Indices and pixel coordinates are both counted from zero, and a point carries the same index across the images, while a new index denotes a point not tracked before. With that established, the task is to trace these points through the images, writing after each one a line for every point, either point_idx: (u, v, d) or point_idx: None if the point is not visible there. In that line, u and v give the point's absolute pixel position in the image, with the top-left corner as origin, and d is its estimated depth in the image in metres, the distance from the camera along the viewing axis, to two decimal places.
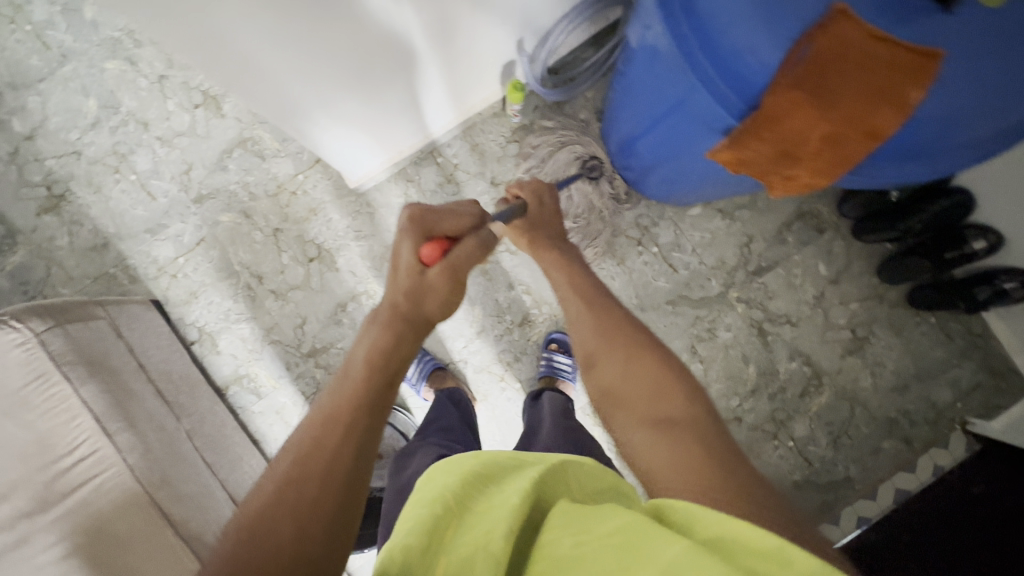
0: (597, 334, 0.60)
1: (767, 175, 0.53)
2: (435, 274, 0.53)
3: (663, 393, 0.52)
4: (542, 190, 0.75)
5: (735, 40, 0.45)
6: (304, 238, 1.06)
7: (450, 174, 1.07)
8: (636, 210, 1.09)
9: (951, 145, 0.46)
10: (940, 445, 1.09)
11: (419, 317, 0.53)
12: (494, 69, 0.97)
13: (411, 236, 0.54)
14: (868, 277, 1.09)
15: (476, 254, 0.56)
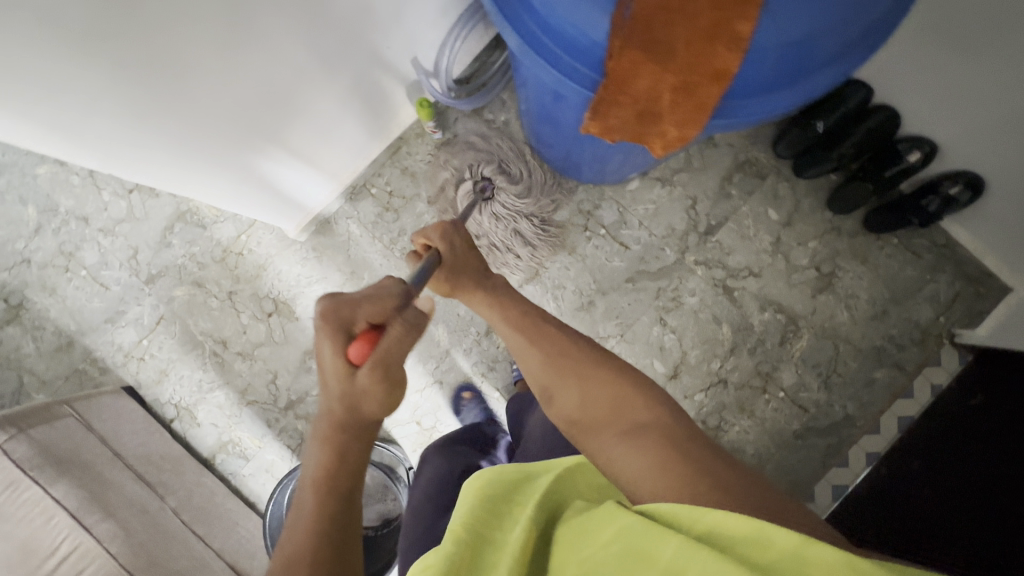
0: (548, 364, 0.62)
1: (642, 137, 0.52)
2: (365, 376, 0.45)
3: (625, 407, 0.54)
4: (451, 234, 0.71)
5: (565, 14, 0.45)
6: (259, 295, 1.07)
7: (387, 203, 1.08)
8: (576, 197, 1.09)
9: (806, 68, 0.46)
10: (933, 364, 1.06)
11: (359, 426, 0.46)
12: (401, 88, 0.98)
13: (334, 339, 0.46)
14: (820, 212, 1.08)
15: (409, 337, 0.48)
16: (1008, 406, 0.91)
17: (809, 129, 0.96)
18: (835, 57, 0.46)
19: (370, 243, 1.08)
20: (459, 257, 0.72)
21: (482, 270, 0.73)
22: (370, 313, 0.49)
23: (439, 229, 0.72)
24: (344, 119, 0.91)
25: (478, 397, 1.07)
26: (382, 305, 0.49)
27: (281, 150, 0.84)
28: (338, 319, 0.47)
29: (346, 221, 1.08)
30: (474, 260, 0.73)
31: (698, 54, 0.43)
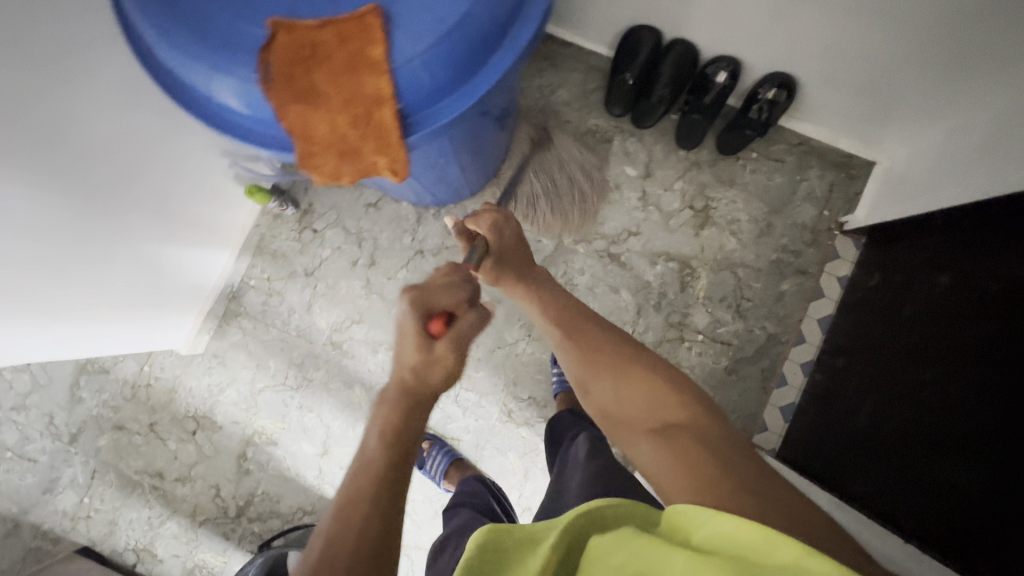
0: (584, 360, 0.70)
1: (367, 176, 0.54)
2: (444, 346, 0.52)
3: (658, 402, 0.60)
4: (498, 225, 0.79)
5: (223, 93, 0.47)
6: (178, 417, 1.09)
7: (269, 289, 1.10)
8: (441, 221, 1.10)
9: (468, 68, 0.49)
10: (833, 258, 1.06)
11: (425, 394, 0.52)
12: (225, 189, 1.00)
13: (416, 316, 0.53)
14: (674, 153, 1.08)
15: (476, 325, 0.56)
16: (899, 277, 0.90)
17: (622, 84, 0.98)
18: (490, 36, 0.48)
19: (266, 332, 1.10)
20: (511, 251, 0.81)
21: (524, 261, 0.83)
22: (447, 295, 0.56)
23: (486, 220, 0.79)
24: (175, 230, 0.92)
25: (438, 443, 1.04)
26: (456, 293, 0.57)
27: (112, 283, 0.86)
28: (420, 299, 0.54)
29: (236, 320, 1.10)
30: (518, 253, 0.82)
31: (348, 87, 0.45)
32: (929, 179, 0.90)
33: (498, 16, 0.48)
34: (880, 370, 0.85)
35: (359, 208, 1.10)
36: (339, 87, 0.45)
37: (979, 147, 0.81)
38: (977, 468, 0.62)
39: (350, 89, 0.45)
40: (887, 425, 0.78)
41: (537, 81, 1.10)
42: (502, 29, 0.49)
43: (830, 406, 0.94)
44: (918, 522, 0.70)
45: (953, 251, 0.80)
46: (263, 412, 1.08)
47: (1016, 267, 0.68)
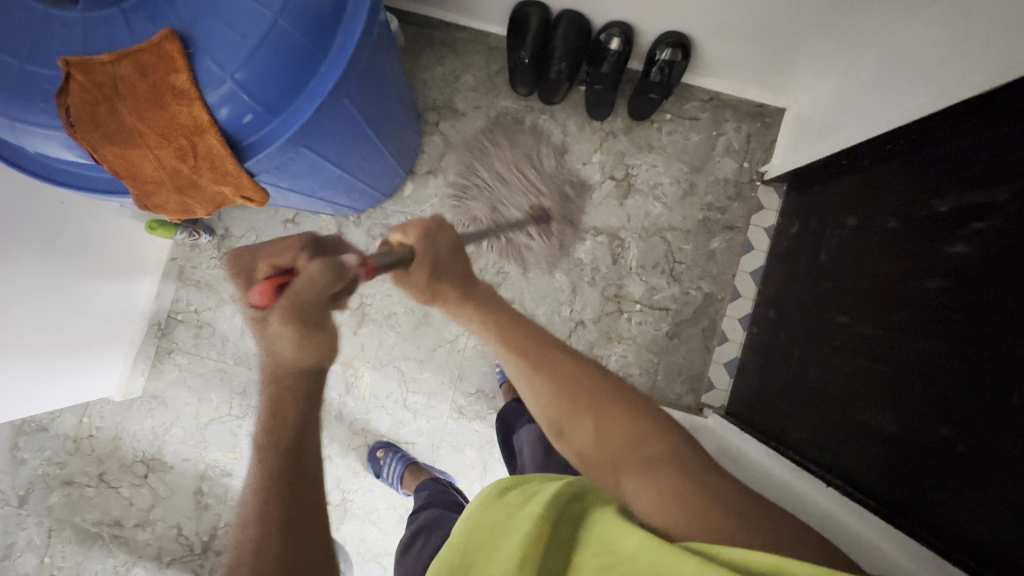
0: (554, 391, 0.54)
1: (219, 200, 0.54)
2: (276, 319, 0.45)
3: (640, 435, 0.49)
4: (428, 231, 0.62)
5: (42, 142, 0.47)
6: (127, 462, 1.07)
7: (198, 321, 1.07)
8: (363, 227, 1.07)
9: (293, 84, 0.46)
10: (759, 209, 1.06)
11: (288, 371, 0.44)
12: (121, 224, 0.97)
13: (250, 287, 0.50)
14: (588, 126, 1.07)
15: (324, 280, 0.47)
16: (815, 223, 0.91)
17: (520, 64, 0.96)
18: (313, 40, 0.46)
19: (202, 364, 1.07)
20: (445, 262, 0.63)
21: (465, 276, 0.64)
22: (285, 256, 0.51)
23: (417, 227, 0.62)
24: (72, 286, 0.88)
25: (392, 450, 1.03)
26: (294, 241, 0.51)
27: (16, 356, 0.82)
28: (252, 264, 0.51)
29: (170, 357, 1.07)
30: (456, 265, 0.64)
31: (162, 123, 0.44)
32: (836, 120, 0.90)
33: (315, 19, 0.45)
34: (806, 315, 0.87)
35: (278, 225, 1.07)
36: (151, 123, 0.44)
37: (872, 84, 0.82)
38: (893, 410, 0.63)
39: (163, 124, 0.44)
40: (812, 371, 0.81)
41: (439, 70, 1.07)
42: (324, 30, 0.46)
43: (768, 357, 0.95)
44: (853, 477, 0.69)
45: (860, 191, 0.81)
46: (213, 445, 1.07)
47: (915, 204, 0.69)
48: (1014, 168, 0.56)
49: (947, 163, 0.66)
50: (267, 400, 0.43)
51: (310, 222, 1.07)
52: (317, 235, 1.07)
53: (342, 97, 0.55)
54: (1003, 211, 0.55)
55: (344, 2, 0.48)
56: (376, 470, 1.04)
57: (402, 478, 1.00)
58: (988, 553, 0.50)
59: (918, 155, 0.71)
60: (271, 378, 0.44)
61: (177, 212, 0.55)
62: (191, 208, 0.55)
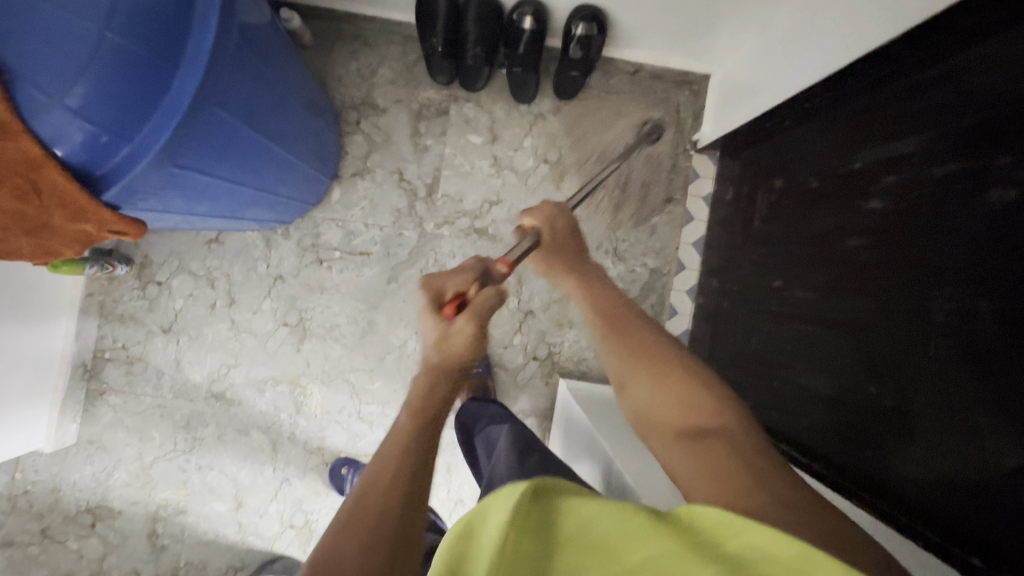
0: (620, 354, 0.54)
1: (82, 237, 0.50)
2: (462, 322, 0.48)
3: (696, 403, 0.48)
4: (551, 218, 0.62)
5: None
6: (71, 514, 1.01)
7: (127, 357, 1.01)
8: (292, 238, 1.02)
9: (143, 101, 0.44)
10: (695, 178, 1.05)
11: (449, 363, 0.47)
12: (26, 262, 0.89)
13: (431, 300, 0.50)
14: (516, 110, 1.04)
15: (497, 303, 0.51)
16: (748, 188, 0.91)
17: (434, 53, 0.92)
18: (159, 55, 0.44)
19: (138, 402, 1.01)
20: (561, 242, 0.63)
21: (577, 252, 0.64)
22: (465, 284, 0.52)
23: (543, 217, 0.63)
24: None
25: (351, 465, 1.00)
26: (471, 274, 0.53)
27: None
28: (435, 287, 0.51)
29: (102, 398, 1.01)
30: (571, 245, 0.64)
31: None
32: (757, 81, 0.89)
33: (157, 32, 0.43)
34: (744, 279, 0.87)
35: (201, 247, 1.01)
36: None
37: (785, 41, 0.81)
38: (826, 371, 0.64)
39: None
40: (754, 339, 0.81)
41: (353, 65, 1.01)
42: (171, 43, 0.45)
43: (715, 326, 0.95)
44: (795, 436, 0.70)
45: (785, 152, 0.81)
46: (162, 484, 1.02)
47: (833, 162, 0.69)
48: (927, 115, 0.56)
49: (859, 118, 0.67)
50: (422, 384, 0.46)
51: (235, 240, 1.01)
52: (245, 252, 1.02)
53: (214, 113, 0.52)
54: (913, 161, 0.56)
55: (190, 13, 0.46)
56: (338, 488, 1.01)
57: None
58: (922, 507, 0.50)
59: (834, 113, 0.72)
60: (431, 367, 0.47)
61: (38, 253, 0.51)
62: (52, 249, 0.51)
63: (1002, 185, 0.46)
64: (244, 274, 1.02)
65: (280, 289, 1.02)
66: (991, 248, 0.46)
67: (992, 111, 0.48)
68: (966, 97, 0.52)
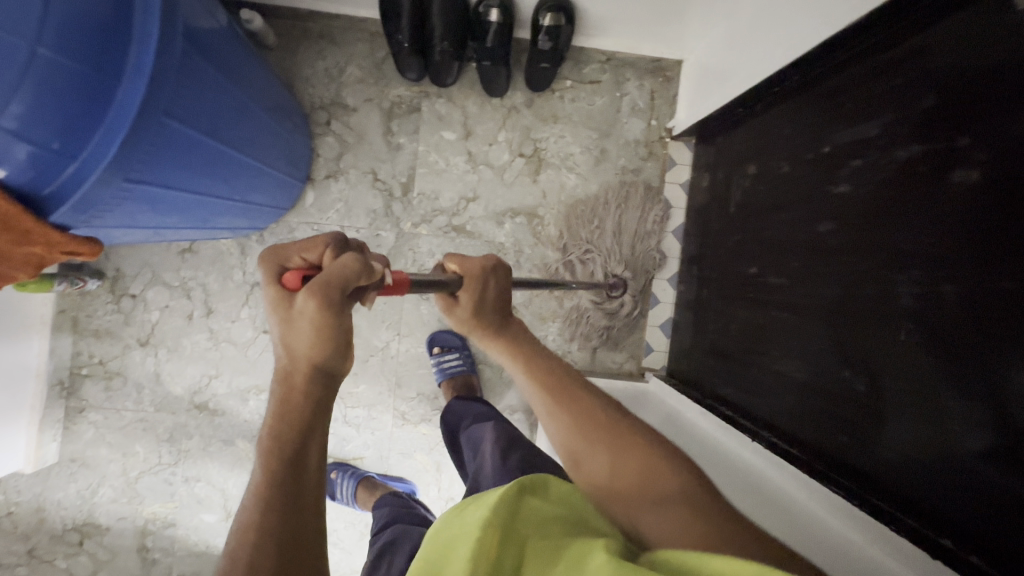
0: (571, 428, 0.54)
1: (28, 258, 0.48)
2: (303, 296, 0.37)
3: (653, 467, 0.48)
4: (485, 267, 0.58)
5: None
6: (58, 533, 0.99)
7: (106, 372, 0.99)
8: (267, 245, 1.00)
9: (87, 115, 0.44)
10: (672, 166, 1.05)
11: (300, 366, 0.38)
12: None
13: (271, 278, 0.39)
14: (488, 104, 1.02)
15: (359, 269, 0.39)
16: (723, 174, 0.91)
17: (401, 50, 0.90)
18: (96, 67, 0.43)
19: (119, 417, 1.00)
20: (485, 308, 0.59)
21: (503, 316, 0.61)
22: (313, 251, 0.41)
23: (475, 265, 0.58)
24: None
25: (340, 470, 1.00)
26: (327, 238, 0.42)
27: None
28: (274, 258, 0.40)
29: (83, 415, 0.99)
30: (499, 307, 0.61)
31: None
32: (728, 66, 0.88)
33: (93, 42, 0.42)
34: (722, 266, 0.87)
35: (174, 257, 0.99)
36: None
37: (753, 25, 0.81)
38: (802, 359, 0.64)
39: None
40: (732, 326, 0.81)
41: (320, 64, 0.99)
42: (111, 54, 0.44)
43: (696, 313, 0.96)
44: (771, 425, 0.70)
45: (758, 138, 0.81)
46: (148, 498, 1.01)
47: (802, 147, 0.69)
48: (886, 98, 0.56)
49: (827, 101, 0.66)
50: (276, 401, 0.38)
51: (208, 248, 0.99)
52: (220, 261, 1.00)
53: (168, 123, 0.51)
54: (877, 144, 0.56)
55: (129, 20, 0.45)
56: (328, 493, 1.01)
57: (355, 494, 0.96)
58: (899, 490, 0.50)
59: (805, 95, 0.71)
60: (282, 379, 0.39)
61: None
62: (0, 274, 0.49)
63: (966, 164, 0.46)
64: (220, 282, 1.00)
65: (258, 296, 1.00)
66: (956, 228, 0.46)
67: (949, 90, 0.48)
68: (925, 76, 0.52)
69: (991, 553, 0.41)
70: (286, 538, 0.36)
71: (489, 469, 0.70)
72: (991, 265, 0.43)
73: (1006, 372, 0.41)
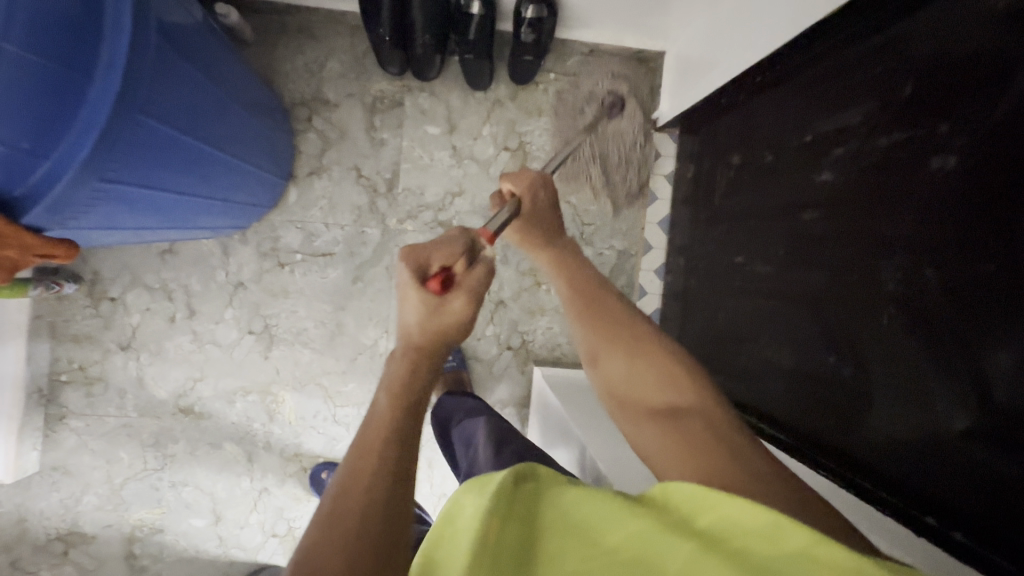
0: (594, 328, 0.55)
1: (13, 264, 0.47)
2: (457, 301, 0.43)
3: (672, 381, 0.49)
4: (537, 189, 0.58)
5: None
6: (41, 543, 0.97)
7: (86, 378, 0.97)
8: (250, 244, 0.98)
9: (57, 112, 0.42)
10: (657, 157, 1.06)
11: (431, 336, 0.42)
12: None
13: (412, 272, 0.43)
14: (472, 98, 1.01)
15: (487, 276, 0.46)
16: (708, 165, 0.92)
17: (382, 44, 0.88)
18: (67, 63, 0.42)
19: (102, 424, 0.98)
20: (539, 215, 0.59)
21: (553, 224, 0.60)
22: (444, 254, 0.45)
23: (528, 181, 0.58)
24: None
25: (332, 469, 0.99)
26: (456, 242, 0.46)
27: None
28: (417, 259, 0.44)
29: (63, 423, 0.97)
30: (551, 216, 0.60)
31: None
32: (708, 59, 0.89)
33: (62, 40, 0.41)
34: (709, 255, 0.88)
35: (154, 258, 0.97)
36: None
37: (733, 16, 0.81)
38: (789, 346, 0.65)
39: None
40: (721, 314, 0.82)
41: (300, 59, 0.97)
42: (82, 51, 0.43)
43: (684, 303, 0.96)
44: (761, 409, 0.72)
45: (742, 128, 0.82)
46: (135, 504, 0.99)
47: (784, 136, 0.70)
48: (866, 87, 0.57)
49: (810, 90, 0.67)
50: (398, 379, 0.39)
51: (189, 249, 0.97)
52: (202, 261, 0.98)
53: (145, 120, 0.50)
54: (857, 132, 0.57)
55: (100, 17, 0.44)
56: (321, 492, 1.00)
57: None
58: (885, 470, 0.51)
59: (787, 85, 0.72)
60: (411, 349, 0.41)
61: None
62: None
63: (943, 151, 0.47)
64: (203, 283, 0.98)
65: (242, 296, 0.99)
66: (935, 213, 0.47)
67: (927, 79, 0.49)
68: (905, 64, 0.52)
69: (972, 528, 0.43)
70: (392, 513, 0.33)
71: (482, 463, 0.71)
72: (971, 253, 0.44)
73: (987, 352, 0.42)
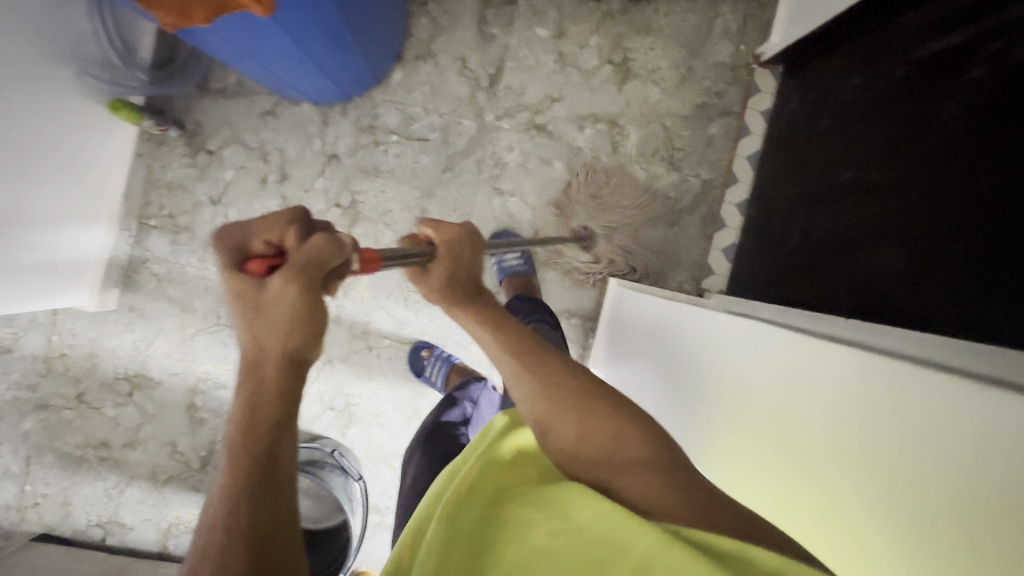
0: (543, 390, 0.53)
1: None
2: (277, 284, 0.37)
3: (625, 436, 0.48)
4: (464, 238, 0.56)
5: None
6: (108, 381, 0.99)
7: (173, 225, 0.99)
8: (349, 118, 1.00)
9: None
10: (756, 92, 1.05)
11: (275, 358, 0.38)
12: (59, 114, 0.79)
13: (226, 258, 0.39)
14: (584, 7, 1.02)
15: (328, 248, 0.39)
16: (815, 96, 0.92)
17: None
18: None
19: (183, 273, 1.00)
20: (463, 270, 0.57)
21: (482, 286, 0.59)
22: (273, 229, 0.39)
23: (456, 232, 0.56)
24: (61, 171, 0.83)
25: (437, 350, 1.01)
26: (288, 214, 0.40)
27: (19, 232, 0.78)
28: (231, 237, 0.39)
29: (146, 266, 0.99)
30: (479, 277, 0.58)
31: None
32: None
33: None
34: (808, 179, 0.89)
35: (255, 118, 0.99)
36: None
37: None
38: (903, 245, 0.66)
39: None
40: (820, 230, 0.83)
41: None
42: None
43: (768, 231, 0.97)
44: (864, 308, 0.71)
45: (864, 49, 0.82)
46: (203, 357, 1.00)
47: (915, 47, 0.71)
48: None
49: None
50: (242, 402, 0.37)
51: (290, 113, 0.99)
52: (301, 128, 0.99)
53: None
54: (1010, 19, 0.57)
55: None
56: (416, 370, 1.02)
57: (447, 377, 0.98)
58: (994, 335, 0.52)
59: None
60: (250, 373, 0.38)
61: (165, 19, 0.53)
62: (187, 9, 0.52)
63: None
64: (297, 150, 1.00)
65: (334, 169, 1.00)
66: None
67: None
68: None
69: None
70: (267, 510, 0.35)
71: None
72: None
73: None
